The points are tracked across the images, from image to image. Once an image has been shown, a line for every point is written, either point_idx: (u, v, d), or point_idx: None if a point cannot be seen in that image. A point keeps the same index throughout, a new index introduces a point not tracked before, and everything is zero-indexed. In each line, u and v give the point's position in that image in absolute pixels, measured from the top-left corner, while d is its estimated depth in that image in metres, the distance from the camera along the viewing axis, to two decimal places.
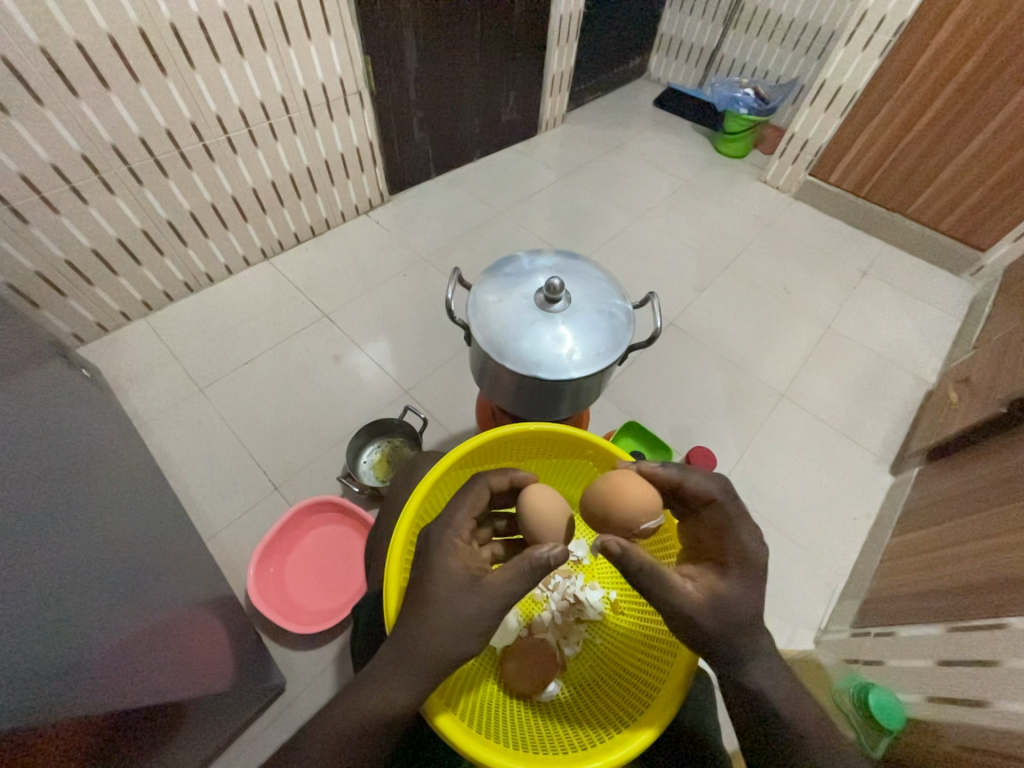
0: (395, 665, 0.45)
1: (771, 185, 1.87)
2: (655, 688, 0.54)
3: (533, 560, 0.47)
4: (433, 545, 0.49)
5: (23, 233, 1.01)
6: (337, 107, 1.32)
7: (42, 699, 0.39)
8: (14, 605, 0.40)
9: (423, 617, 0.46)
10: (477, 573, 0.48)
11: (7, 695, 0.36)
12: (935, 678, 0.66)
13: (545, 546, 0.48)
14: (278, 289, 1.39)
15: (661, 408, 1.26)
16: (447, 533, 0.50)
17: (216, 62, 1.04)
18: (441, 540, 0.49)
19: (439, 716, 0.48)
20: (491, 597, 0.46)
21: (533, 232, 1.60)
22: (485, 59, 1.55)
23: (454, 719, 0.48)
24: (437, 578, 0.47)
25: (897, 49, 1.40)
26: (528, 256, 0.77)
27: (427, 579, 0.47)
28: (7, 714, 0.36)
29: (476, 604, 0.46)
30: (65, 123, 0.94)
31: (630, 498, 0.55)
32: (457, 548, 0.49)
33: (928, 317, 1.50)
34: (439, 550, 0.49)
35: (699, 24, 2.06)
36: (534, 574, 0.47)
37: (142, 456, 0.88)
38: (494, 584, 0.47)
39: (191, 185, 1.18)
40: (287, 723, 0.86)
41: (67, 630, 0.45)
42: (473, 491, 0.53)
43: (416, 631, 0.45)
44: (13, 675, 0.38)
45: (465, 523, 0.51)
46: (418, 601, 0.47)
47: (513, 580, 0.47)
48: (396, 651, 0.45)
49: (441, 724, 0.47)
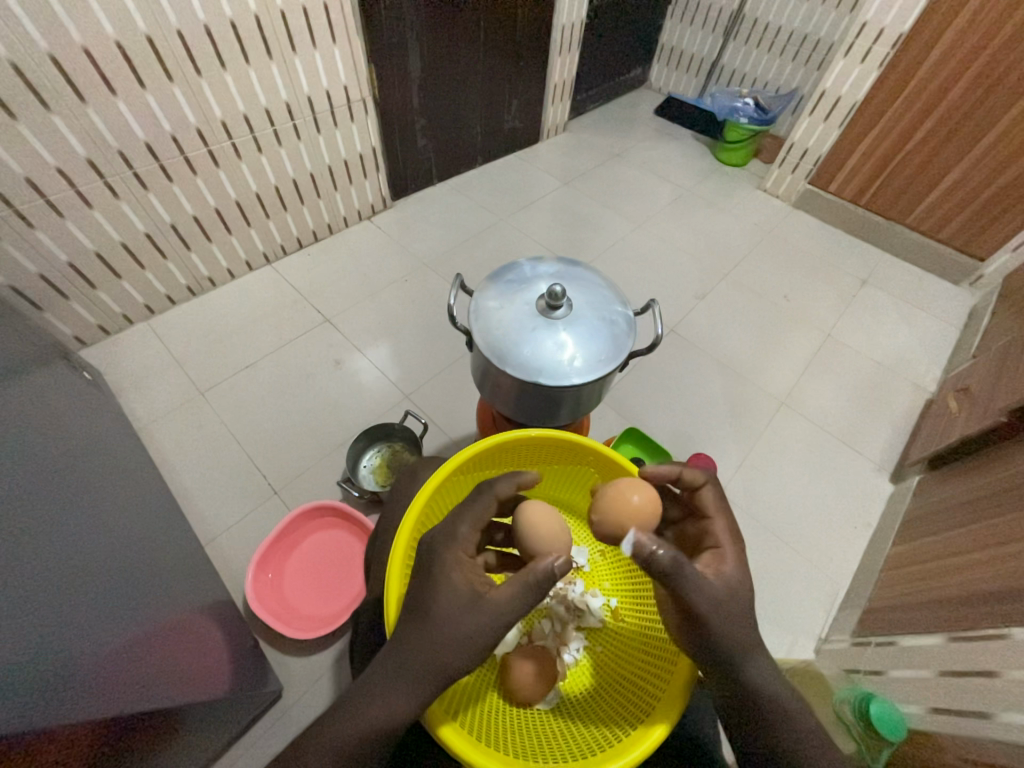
0: (395, 677, 0.45)
1: (771, 194, 1.88)
2: (656, 697, 0.53)
3: (536, 574, 0.48)
4: (435, 558, 0.49)
5: (26, 236, 1.01)
6: (341, 113, 1.33)
7: (39, 706, 0.39)
8: (12, 611, 0.40)
9: (424, 630, 0.46)
10: (480, 587, 0.48)
11: (7, 702, 0.36)
12: (936, 689, 0.66)
13: (550, 555, 0.49)
14: (280, 294, 1.39)
15: (662, 415, 1.26)
16: (451, 545, 0.49)
17: (221, 69, 1.05)
18: (444, 552, 0.49)
19: (440, 726, 0.47)
20: (496, 612, 0.46)
21: (534, 238, 1.61)
22: (487, 67, 1.57)
23: (454, 729, 0.48)
24: (439, 592, 0.47)
25: (896, 61, 1.41)
26: (529, 263, 0.77)
27: (428, 592, 0.47)
28: (7, 719, 0.36)
29: (479, 621, 0.46)
30: (71, 127, 0.95)
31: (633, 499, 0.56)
32: (460, 562, 0.49)
33: (928, 326, 1.51)
34: (441, 564, 0.48)
35: (699, 35, 2.08)
36: (540, 589, 0.48)
37: (142, 460, 0.88)
38: (497, 600, 0.46)
39: (195, 189, 1.18)
40: (283, 730, 0.85)
41: (64, 636, 0.45)
42: (478, 501, 0.52)
43: (417, 644, 0.45)
44: (13, 680, 0.38)
45: (469, 535, 0.51)
46: (420, 614, 0.46)
47: (517, 595, 0.47)
48: (396, 662, 0.45)
49: (443, 734, 0.47)
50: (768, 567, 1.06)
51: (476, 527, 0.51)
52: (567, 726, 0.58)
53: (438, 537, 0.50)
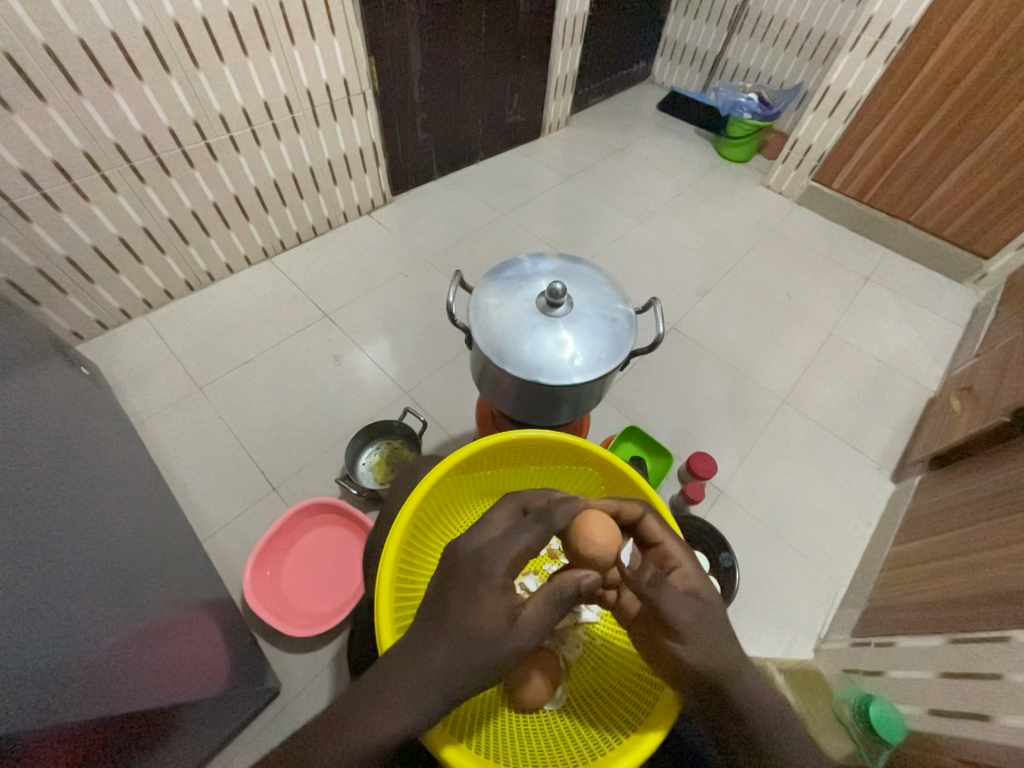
0: (415, 690, 0.44)
1: (774, 189, 1.87)
2: (646, 708, 0.54)
3: (565, 589, 0.47)
4: (480, 577, 0.46)
5: (24, 231, 1.01)
6: (340, 107, 1.31)
7: (40, 706, 0.39)
8: (14, 612, 0.40)
9: (451, 639, 0.45)
10: (517, 610, 0.47)
11: (8, 703, 0.36)
12: (936, 691, 0.65)
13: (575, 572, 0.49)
14: (279, 289, 1.39)
15: (663, 413, 1.26)
16: (501, 565, 0.46)
17: (220, 61, 1.04)
18: (489, 569, 0.46)
19: (443, 747, 0.47)
20: (526, 640, 0.46)
21: (535, 234, 1.60)
22: (489, 61, 1.55)
23: (458, 748, 0.48)
24: (482, 613, 0.45)
25: (902, 56, 1.40)
26: (530, 260, 0.76)
27: (468, 609, 0.46)
28: (10, 721, 0.36)
29: (516, 645, 0.45)
30: (68, 120, 0.94)
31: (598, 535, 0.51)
32: (506, 584, 0.46)
33: (931, 325, 1.50)
34: (486, 585, 0.46)
35: (703, 28, 2.06)
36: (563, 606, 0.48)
37: (140, 455, 0.88)
38: (529, 619, 0.46)
39: (193, 183, 1.17)
40: (283, 726, 0.85)
41: (66, 635, 0.45)
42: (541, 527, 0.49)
43: (447, 657, 0.44)
44: (13, 681, 0.37)
45: (522, 555, 0.48)
46: (451, 632, 0.45)
47: (544, 614, 0.47)
48: (411, 681, 0.44)
49: (444, 753, 0.47)
50: (768, 566, 1.06)
51: (530, 550, 0.48)
52: (567, 725, 0.59)
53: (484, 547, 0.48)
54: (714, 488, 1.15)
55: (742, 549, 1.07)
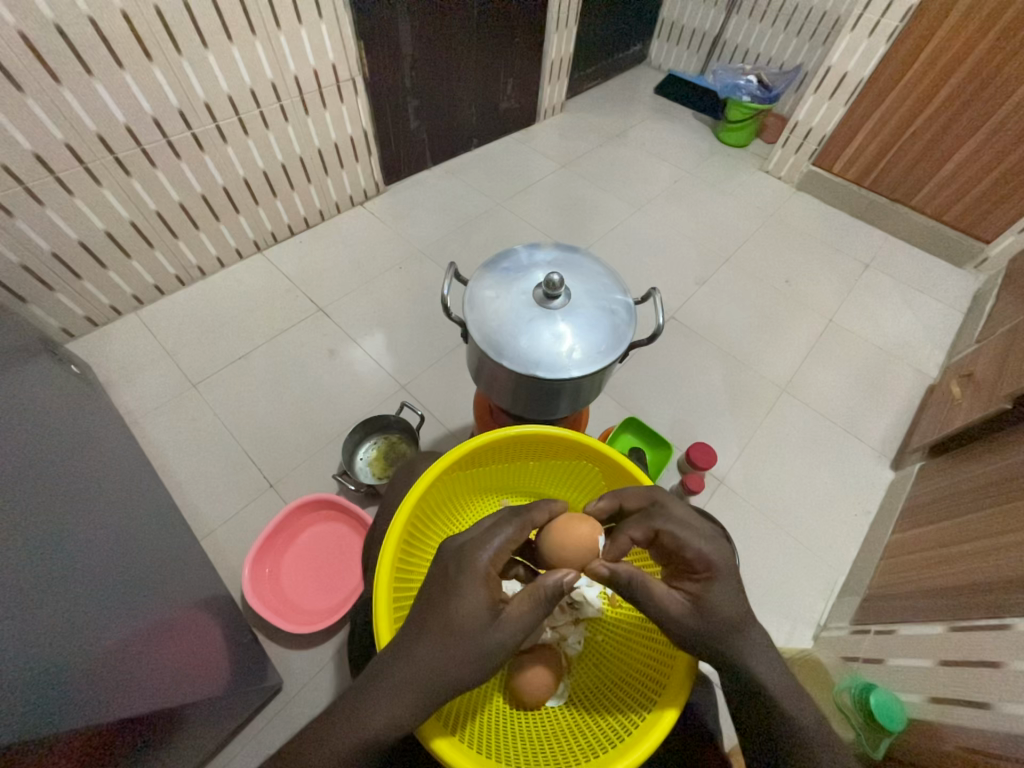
0: (404, 692, 0.44)
1: (773, 175, 1.84)
2: (649, 701, 0.53)
3: (547, 587, 0.48)
4: (463, 570, 0.47)
5: (7, 226, 0.99)
6: (330, 94, 1.28)
7: (47, 705, 0.40)
8: (20, 613, 0.40)
9: (438, 637, 0.45)
10: (501, 605, 0.47)
11: (18, 703, 0.37)
12: (935, 679, 0.65)
13: (557, 572, 0.49)
14: (272, 282, 1.37)
15: (662, 403, 1.25)
16: (482, 558, 0.47)
17: (203, 47, 1.01)
18: (471, 563, 0.47)
19: (434, 739, 0.47)
20: (511, 632, 0.46)
21: (530, 222, 1.58)
22: (481, 44, 1.51)
23: (450, 740, 0.47)
24: (463, 607, 0.45)
25: (907, 32, 1.36)
26: (526, 250, 0.75)
27: (450, 604, 0.46)
28: (20, 717, 0.36)
29: (500, 639, 0.45)
30: (48, 112, 0.91)
31: (586, 532, 0.56)
32: (489, 576, 0.47)
33: (932, 311, 1.48)
34: (468, 576, 0.47)
35: (701, 8, 2.01)
36: (549, 602, 0.48)
37: (133, 454, 0.87)
38: (513, 618, 0.46)
39: (180, 174, 1.15)
40: (284, 722, 0.85)
41: (73, 634, 0.45)
42: (517, 520, 0.51)
43: (434, 655, 0.44)
44: (20, 682, 0.38)
45: (501, 549, 0.49)
46: (435, 629, 0.45)
47: (528, 613, 0.47)
48: (394, 681, 0.44)
49: (438, 747, 0.46)
50: (768, 557, 1.06)
51: (508, 543, 0.50)
52: (566, 721, 0.58)
53: (471, 541, 0.49)
54: (713, 479, 1.15)
55: (742, 539, 1.07)
